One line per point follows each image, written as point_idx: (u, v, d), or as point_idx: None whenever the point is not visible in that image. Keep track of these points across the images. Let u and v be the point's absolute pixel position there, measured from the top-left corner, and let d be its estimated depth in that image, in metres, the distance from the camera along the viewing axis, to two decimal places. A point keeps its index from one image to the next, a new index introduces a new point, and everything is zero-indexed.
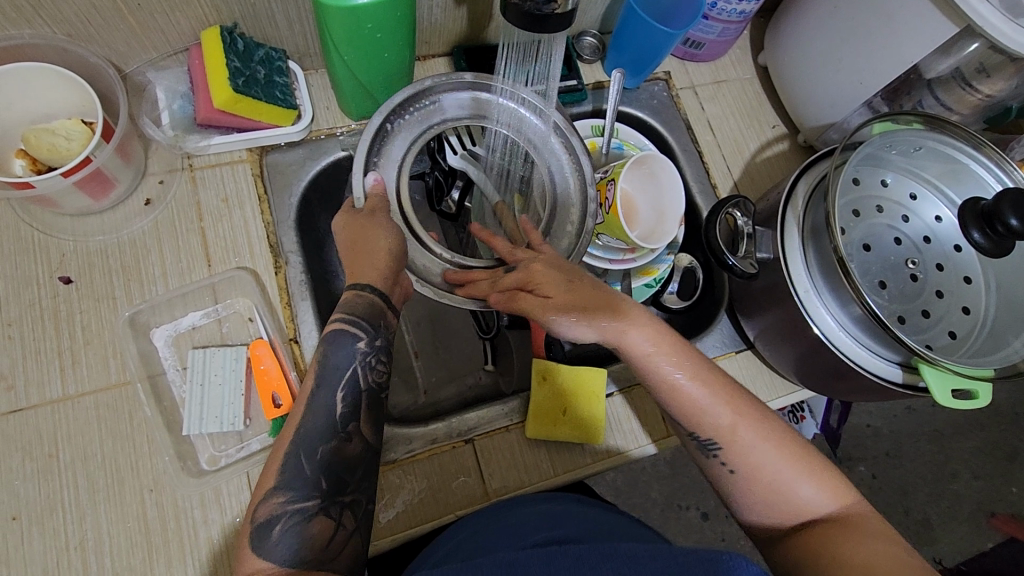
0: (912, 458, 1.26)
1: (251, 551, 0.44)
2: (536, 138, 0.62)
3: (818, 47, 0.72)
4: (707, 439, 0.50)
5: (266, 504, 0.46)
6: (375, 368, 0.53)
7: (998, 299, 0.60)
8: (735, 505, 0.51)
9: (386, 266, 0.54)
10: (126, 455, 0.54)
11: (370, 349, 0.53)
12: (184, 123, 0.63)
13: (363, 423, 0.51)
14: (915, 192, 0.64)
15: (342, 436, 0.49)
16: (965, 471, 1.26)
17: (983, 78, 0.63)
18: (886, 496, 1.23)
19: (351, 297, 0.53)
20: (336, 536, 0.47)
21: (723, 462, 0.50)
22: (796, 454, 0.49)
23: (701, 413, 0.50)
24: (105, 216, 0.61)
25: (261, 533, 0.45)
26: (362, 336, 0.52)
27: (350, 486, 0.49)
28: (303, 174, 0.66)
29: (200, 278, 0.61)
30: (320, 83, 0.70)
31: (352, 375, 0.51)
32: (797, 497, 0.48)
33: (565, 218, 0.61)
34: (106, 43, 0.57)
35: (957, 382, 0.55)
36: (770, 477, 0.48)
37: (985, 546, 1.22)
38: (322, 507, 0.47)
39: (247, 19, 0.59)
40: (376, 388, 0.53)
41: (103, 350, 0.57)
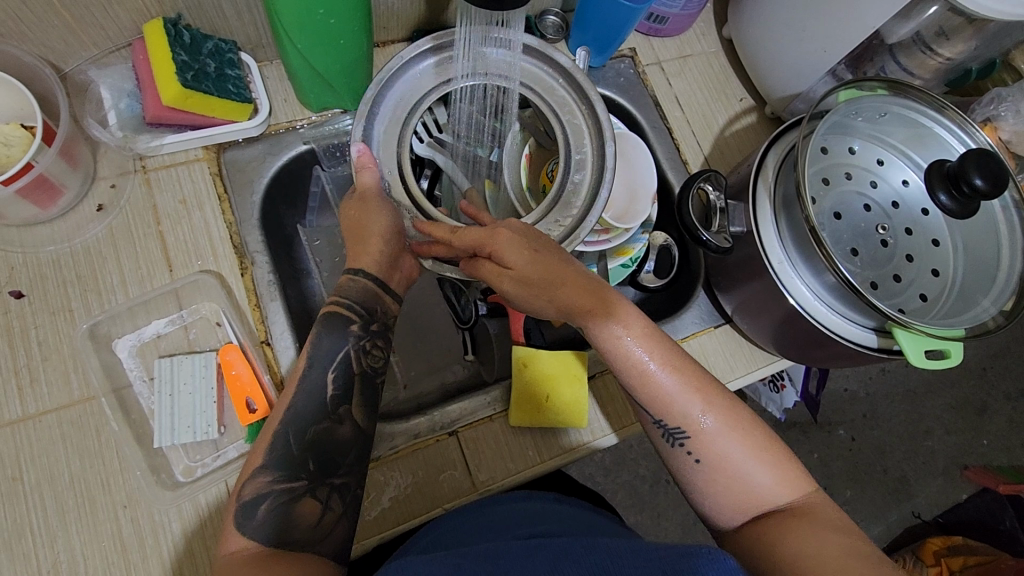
0: (889, 418, 1.29)
1: (236, 529, 0.44)
2: (541, 81, 0.62)
3: (781, 16, 0.71)
4: (675, 427, 0.50)
5: (253, 482, 0.46)
6: (368, 352, 0.54)
7: (964, 259, 0.61)
8: (695, 497, 0.51)
9: (381, 250, 0.55)
10: (96, 472, 0.52)
11: (364, 332, 0.54)
12: (132, 122, 0.60)
13: (354, 406, 0.51)
14: (882, 157, 0.64)
15: (332, 418, 0.50)
16: (938, 427, 1.30)
17: (942, 41, 0.64)
18: (865, 457, 1.26)
19: (347, 283, 0.55)
20: (325, 518, 0.47)
21: (689, 451, 0.50)
22: (761, 446, 0.49)
23: (668, 400, 0.50)
24: (54, 225, 0.58)
25: (247, 512, 0.45)
26: (356, 319, 0.54)
27: (341, 468, 0.49)
28: (264, 169, 0.64)
29: (162, 283, 0.58)
30: (276, 75, 0.67)
31: (345, 356, 0.52)
32: (760, 492, 0.48)
33: (581, 152, 0.60)
34: (40, 41, 0.53)
35: (931, 342, 0.56)
36: (733, 470, 0.48)
37: (960, 498, 1.26)
38: (310, 489, 0.47)
39: (192, 10, 0.56)
40: (370, 372, 0.54)
41: (62, 364, 0.54)
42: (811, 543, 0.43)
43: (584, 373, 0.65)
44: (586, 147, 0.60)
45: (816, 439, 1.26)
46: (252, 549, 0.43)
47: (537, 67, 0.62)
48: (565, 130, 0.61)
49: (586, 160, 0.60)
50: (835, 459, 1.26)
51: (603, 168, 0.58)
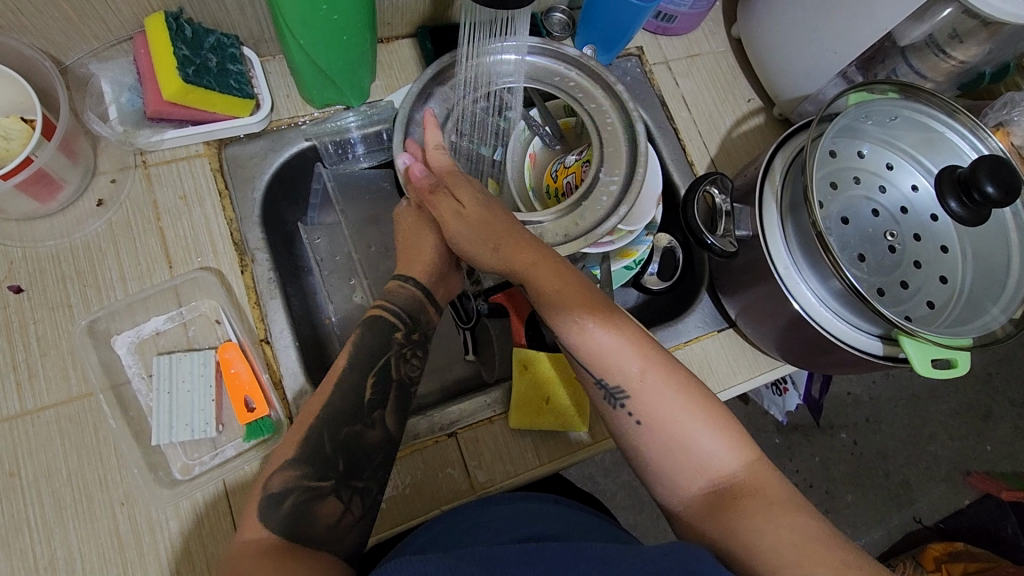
0: (891, 422, 1.28)
1: (260, 518, 0.44)
2: (556, 75, 0.62)
3: (791, 16, 0.70)
4: (613, 386, 0.50)
5: (280, 474, 0.46)
6: (407, 359, 0.54)
7: (973, 267, 0.60)
8: (639, 462, 0.50)
9: (433, 257, 0.57)
10: (93, 469, 0.52)
11: (406, 341, 0.54)
12: (133, 117, 0.59)
13: (388, 412, 0.51)
14: (892, 162, 0.64)
15: (366, 423, 0.49)
16: (941, 432, 1.29)
17: (955, 44, 0.63)
18: (867, 461, 1.26)
19: (397, 288, 0.55)
20: (342, 520, 0.46)
21: (630, 412, 0.49)
22: (704, 410, 0.48)
23: (606, 359, 0.50)
24: (54, 219, 0.57)
25: (271, 502, 0.45)
26: (400, 325, 0.54)
27: (365, 472, 0.48)
28: (265, 166, 0.63)
29: (161, 280, 0.58)
30: (278, 70, 0.66)
31: (386, 361, 0.52)
32: (702, 455, 0.47)
33: (613, 163, 0.58)
34: (41, 34, 0.53)
35: (937, 352, 0.55)
36: (673, 430, 0.48)
37: (962, 503, 1.25)
38: (335, 489, 0.47)
39: (193, 3, 0.55)
40: (407, 381, 0.53)
41: (61, 360, 0.54)
42: (769, 535, 0.43)
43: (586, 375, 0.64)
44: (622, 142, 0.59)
45: (818, 442, 1.25)
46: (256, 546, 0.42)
47: (565, 74, 0.62)
48: (597, 126, 0.60)
49: (619, 158, 0.59)
50: (838, 462, 1.25)
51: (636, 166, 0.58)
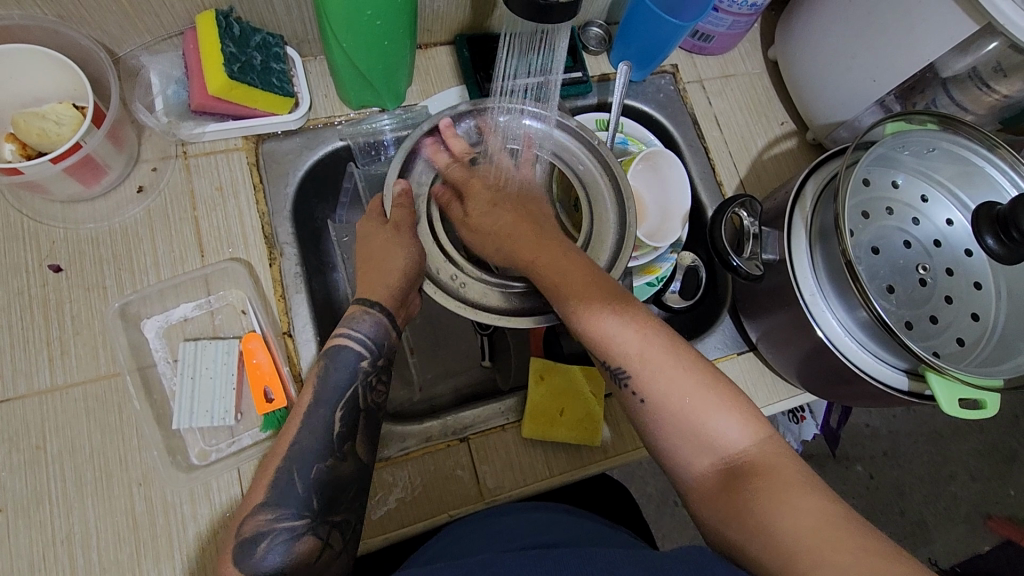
0: (910, 457, 1.25)
1: (234, 564, 0.43)
2: (572, 154, 0.62)
3: (830, 43, 0.69)
4: (617, 368, 0.50)
5: (253, 519, 0.45)
6: (374, 387, 0.52)
7: (1007, 305, 0.60)
8: (652, 445, 0.49)
9: (398, 284, 0.54)
10: (115, 447, 0.53)
11: (372, 368, 0.51)
12: (178, 109, 0.61)
13: (358, 444, 0.49)
14: (927, 194, 0.63)
15: (337, 455, 0.48)
16: (962, 472, 1.26)
17: (1000, 79, 0.61)
18: (883, 496, 1.23)
19: (359, 315, 0.52)
20: (324, 555, 0.45)
21: (635, 392, 0.49)
22: (710, 386, 0.47)
23: (609, 339, 0.50)
24: (96, 203, 0.59)
25: (246, 549, 0.44)
26: (366, 353, 0.52)
27: (343, 505, 0.47)
28: (299, 163, 0.65)
29: (193, 268, 0.59)
30: (319, 70, 0.68)
31: (352, 394, 0.50)
32: (710, 432, 0.46)
33: (604, 217, 0.60)
34: (98, 25, 0.55)
35: (964, 392, 0.54)
36: (681, 410, 0.47)
37: (980, 549, 1.21)
38: (311, 527, 0.45)
39: (243, 3, 0.57)
40: (375, 408, 0.51)
41: (92, 340, 0.56)
42: (787, 517, 0.40)
43: (601, 389, 0.64)
44: (610, 213, 0.60)
45: (832, 474, 1.23)
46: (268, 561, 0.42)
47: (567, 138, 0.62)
48: (591, 203, 0.61)
49: (606, 227, 0.60)
50: (852, 496, 1.22)
51: (626, 234, 0.59)
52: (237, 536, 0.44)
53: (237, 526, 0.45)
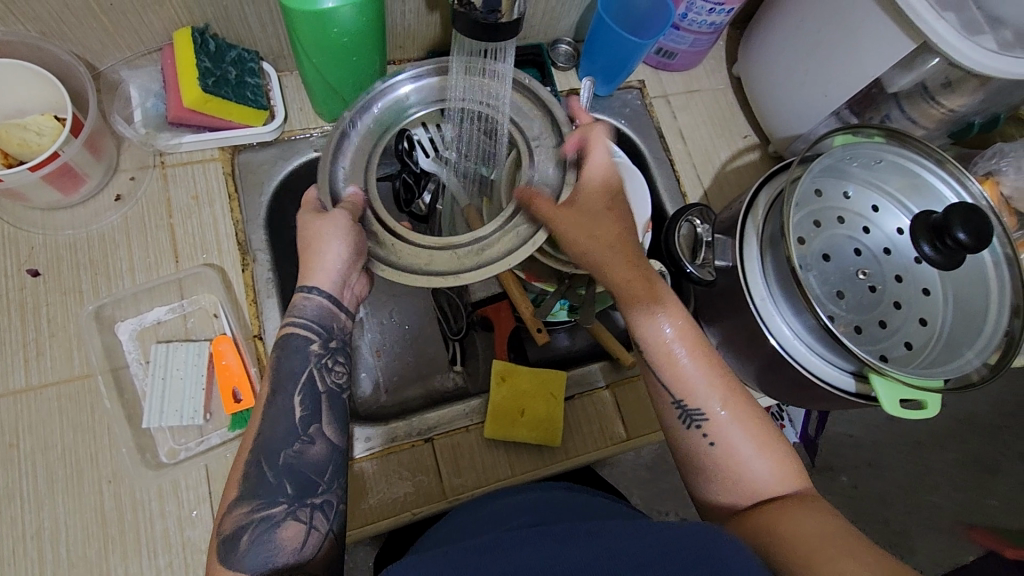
0: (893, 468, 1.14)
1: (222, 563, 0.44)
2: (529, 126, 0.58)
3: (785, 60, 0.73)
4: (693, 409, 0.51)
5: (231, 515, 0.45)
6: (332, 369, 0.52)
7: (953, 311, 0.62)
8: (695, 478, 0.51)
9: (339, 271, 0.51)
10: (86, 446, 0.55)
11: (324, 351, 0.52)
12: (156, 121, 0.64)
13: (325, 424, 0.50)
14: (878, 204, 0.65)
15: (305, 439, 0.49)
16: (945, 482, 1.13)
17: (947, 93, 0.65)
18: (866, 506, 1.11)
19: (301, 302, 0.52)
20: (309, 538, 0.46)
21: (703, 433, 0.51)
22: (765, 434, 0.50)
23: (690, 383, 0.51)
24: (74, 210, 0.62)
25: (228, 546, 0.44)
26: (315, 337, 0.52)
27: (320, 487, 0.48)
28: (274, 173, 0.67)
29: (167, 273, 0.62)
30: (295, 85, 0.70)
31: (308, 378, 0.50)
32: (760, 475, 0.49)
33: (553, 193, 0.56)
34: (80, 42, 0.58)
35: (906, 393, 0.56)
36: (741, 455, 0.49)
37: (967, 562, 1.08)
38: (290, 512, 0.46)
39: (219, 21, 0.60)
40: (337, 389, 0.52)
41: (66, 342, 0.58)
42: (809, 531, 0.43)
43: (562, 391, 0.66)
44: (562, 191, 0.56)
45: None
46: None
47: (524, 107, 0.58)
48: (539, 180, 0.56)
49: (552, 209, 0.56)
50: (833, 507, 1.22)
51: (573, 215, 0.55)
52: (217, 535, 0.45)
53: (216, 525, 0.46)
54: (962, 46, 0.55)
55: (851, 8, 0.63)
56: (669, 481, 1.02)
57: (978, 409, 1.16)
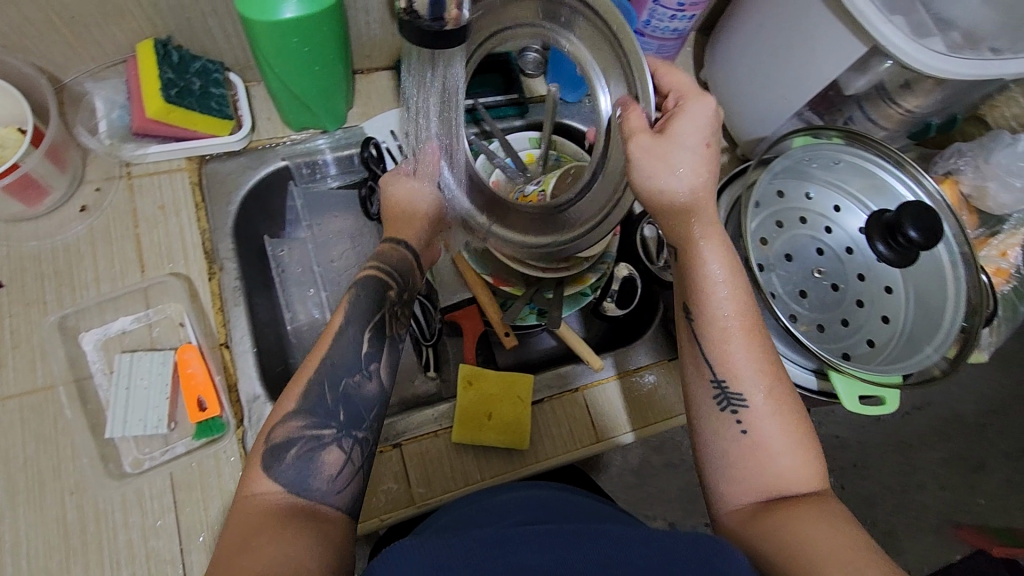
0: (879, 467, 1.11)
1: (262, 469, 0.45)
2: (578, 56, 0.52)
3: (747, 64, 0.74)
4: (733, 391, 0.48)
5: (284, 426, 0.47)
6: (398, 317, 0.57)
7: (915, 308, 0.62)
8: (708, 461, 0.49)
9: (420, 227, 0.63)
10: (49, 457, 0.55)
11: (398, 299, 0.58)
12: (121, 132, 0.64)
13: (383, 366, 0.53)
14: (839, 204, 0.66)
15: (364, 374, 0.51)
16: (931, 481, 1.11)
17: (905, 93, 0.66)
18: (852, 508, 1.08)
19: (390, 250, 0.61)
20: (345, 471, 0.47)
21: (738, 419, 0.48)
22: (799, 434, 0.47)
23: (738, 366, 0.48)
24: (39, 222, 0.62)
25: (275, 454, 0.46)
26: (392, 285, 0.58)
27: (365, 424, 0.49)
28: (242, 183, 0.67)
29: (133, 282, 0.62)
30: (262, 94, 0.71)
31: (380, 320, 0.54)
32: (781, 474, 0.46)
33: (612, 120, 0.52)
34: (42, 55, 0.58)
35: (865, 389, 0.57)
36: (767, 450, 0.47)
37: (953, 559, 1.07)
38: (336, 438, 0.47)
39: (183, 32, 0.61)
40: (398, 339, 0.56)
41: (30, 353, 0.58)
42: (809, 533, 0.41)
43: (530, 395, 0.66)
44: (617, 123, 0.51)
45: None
46: (276, 499, 0.44)
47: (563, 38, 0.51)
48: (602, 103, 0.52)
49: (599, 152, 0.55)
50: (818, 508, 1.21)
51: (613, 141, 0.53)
52: (266, 443, 0.46)
53: (265, 434, 0.47)
54: (909, 48, 0.56)
55: (806, 13, 0.64)
56: (655, 485, 1.02)
57: (963, 406, 1.15)
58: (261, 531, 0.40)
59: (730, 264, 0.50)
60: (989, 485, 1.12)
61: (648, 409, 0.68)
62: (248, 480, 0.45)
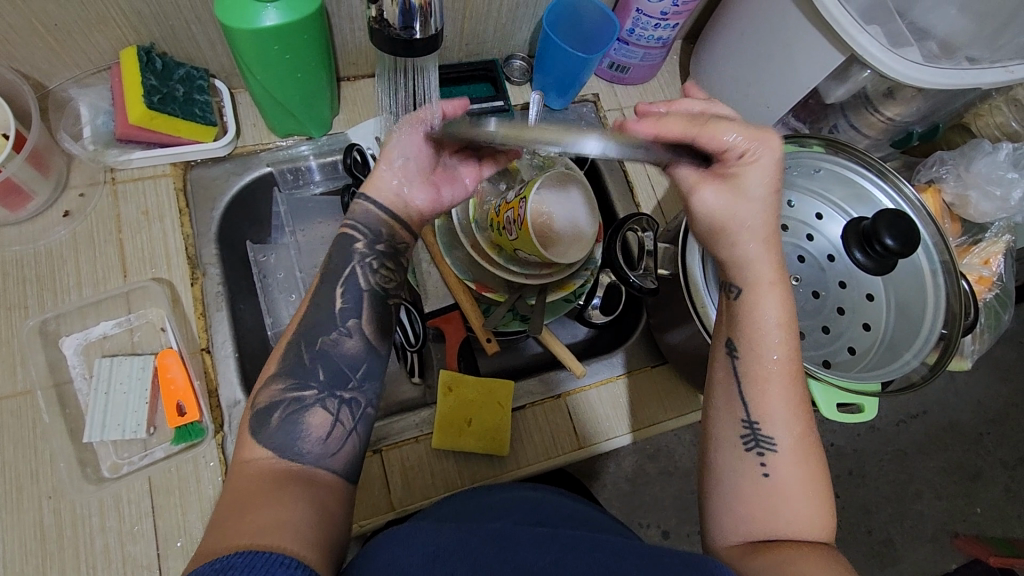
0: (875, 476, 1.10)
1: (250, 434, 0.45)
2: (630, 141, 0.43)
3: (730, 72, 0.74)
4: (766, 434, 0.47)
5: (266, 391, 0.46)
6: (378, 271, 0.52)
7: (896, 315, 0.62)
8: (715, 492, 0.48)
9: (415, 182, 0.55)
10: (26, 461, 0.55)
11: (370, 252, 0.52)
12: (106, 138, 0.65)
13: (363, 322, 0.50)
14: (821, 212, 0.65)
15: (342, 332, 0.49)
16: (928, 490, 1.10)
17: (887, 100, 0.67)
18: (848, 517, 1.07)
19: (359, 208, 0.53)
20: (334, 433, 0.46)
21: (763, 462, 0.47)
22: (817, 483, 0.47)
23: (774, 410, 0.47)
24: (23, 226, 0.62)
25: (260, 420, 0.45)
26: (362, 238, 0.52)
27: (350, 383, 0.48)
28: (227, 188, 0.68)
29: (114, 287, 0.62)
30: (248, 101, 0.72)
31: (352, 272, 0.51)
32: (790, 519, 0.45)
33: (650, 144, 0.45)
34: (26, 62, 0.59)
35: (842, 396, 0.57)
36: (787, 496, 0.46)
37: (948, 568, 1.07)
38: (319, 400, 0.47)
39: (167, 39, 0.61)
40: (380, 291, 0.52)
41: (9, 358, 0.58)
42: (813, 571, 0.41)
43: (511, 401, 0.66)
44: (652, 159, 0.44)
45: None
46: (266, 462, 0.43)
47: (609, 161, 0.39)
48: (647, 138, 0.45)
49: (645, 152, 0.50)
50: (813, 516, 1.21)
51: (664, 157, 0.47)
52: (251, 407, 0.46)
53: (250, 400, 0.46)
54: (885, 57, 0.56)
55: (786, 22, 0.65)
56: (648, 493, 1.02)
57: (959, 415, 1.14)
58: (259, 487, 0.41)
59: (783, 313, 0.48)
60: (985, 493, 1.11)
61: (630, 416, 0.69)
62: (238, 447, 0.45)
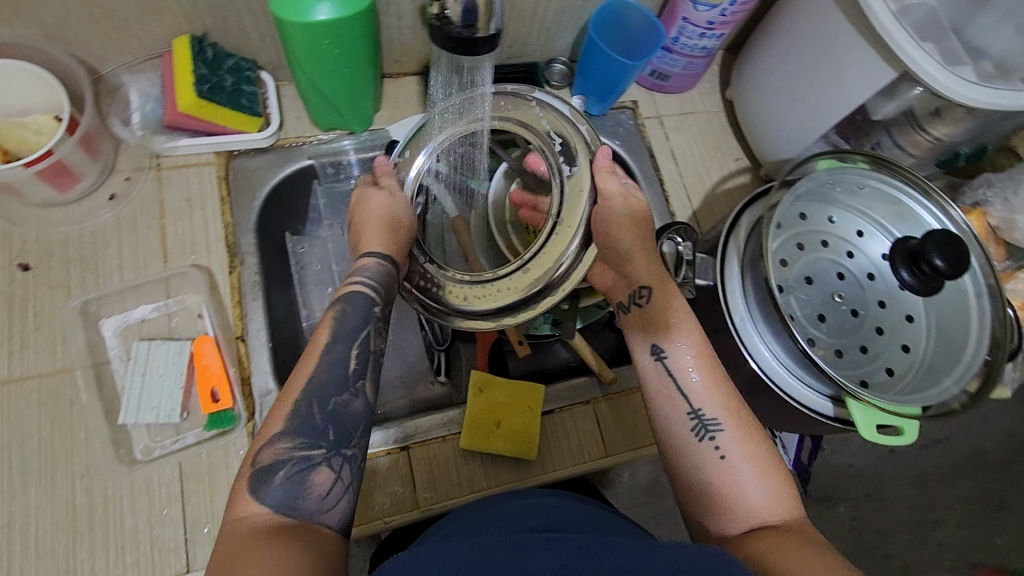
0: (898, 501, 1.08)
1: (247, 495, 0.42)
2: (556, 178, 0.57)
3: (774, 85, 0.74)
4: (709, 419, 0.50)
5: (271, 448, 0.44)
6: (381, 334, 0.53)
7: (936, 338, 0.61)
8: (681, 490, 0.50)
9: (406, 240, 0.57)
10: (63, 439, 0.56)
11: (383, 316, 0.53)
12: (154, 124, 0.66)
13: (369, 382, 0.50)
14: (862, 229, 0.65)
15: (351, 392, 0.48)
16: (950, 518, 1.08)
17: (935, 120, 0.65)
18: (865, 540, 1.06)
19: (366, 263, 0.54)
20: (336, 489, 0.44)
21: (715, 446, 0.49)
22: (770, 464, 0.48)
23: (705, 396, 0.51)
24: (69, 208, 0.63)
25: (261, 478, 0.43)
26: (376, 301, 0.53)
27: (355, 439, 0.47)
28: (267, 179, 0.68)
29: (154, 271, 0.63)
30: (292, 94, 0.72)
31: (367, 334, 0.51)
32: (752, 500, 0.46)
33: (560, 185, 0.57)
34: (82, 46, 0.60)
35: (883, 418, 0.56)
36: (739, 475, 0.48)
37: None
38: (326, 458, 0.45)
39: (218, 29, 0.62)
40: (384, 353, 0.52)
41: (50, 336, 0.59)
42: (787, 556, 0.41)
43: (540, 404, 0.66)
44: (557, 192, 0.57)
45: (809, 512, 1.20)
46: (257, 520, 0.41)
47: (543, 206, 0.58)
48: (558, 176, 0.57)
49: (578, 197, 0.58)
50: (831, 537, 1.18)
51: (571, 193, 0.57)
52: (253, 464, 0.44)
53: (249, 457, 0.44)
54: (939, 74, 0.55)
55: (837, 36, 0.64)
56: (665, 505, 1.01)
57: (987, 442, 1.11)
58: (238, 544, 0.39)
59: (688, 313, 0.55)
60: (1013, 525, 1.08)
61: None
62: (232, 506, 0.43)
